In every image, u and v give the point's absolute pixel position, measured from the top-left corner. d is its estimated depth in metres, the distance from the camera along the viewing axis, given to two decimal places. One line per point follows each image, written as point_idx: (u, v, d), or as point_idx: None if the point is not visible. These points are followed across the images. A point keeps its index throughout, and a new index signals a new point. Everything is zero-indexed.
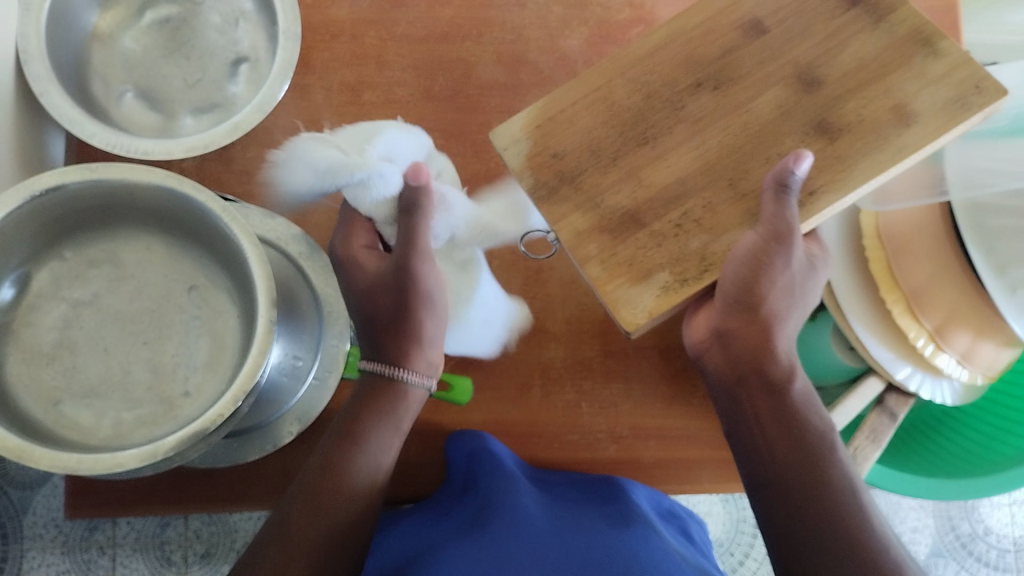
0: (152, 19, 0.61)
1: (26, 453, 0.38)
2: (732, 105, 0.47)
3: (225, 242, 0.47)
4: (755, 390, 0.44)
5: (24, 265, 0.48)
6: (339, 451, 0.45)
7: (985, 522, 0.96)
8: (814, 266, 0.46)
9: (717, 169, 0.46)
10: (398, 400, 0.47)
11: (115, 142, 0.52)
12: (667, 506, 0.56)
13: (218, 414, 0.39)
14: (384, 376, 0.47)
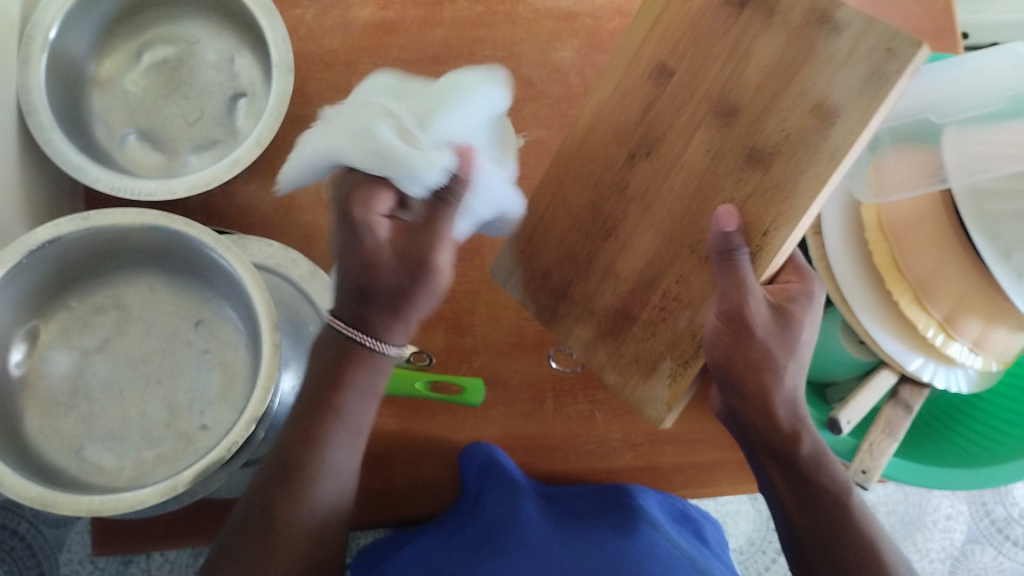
0: (149, 62, 0.62)
1: (51, 501, 0.38)
2: (663, 166, 0.45)
3: (224, 274, 0.48)
4: (770, 457, 0.43)
5: (31, 321, 0.49)
6: (289, 481, 0.40)
7: (1020, 506, 0.95)
8: (803, 302, 0.42)
9: (673, 242, 0.45)
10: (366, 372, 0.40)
11: (118, 184, 0.53)
12: (680, 508, 0.56)
13: (232, 442, 0.40)
14: (358, 345, 0.40)
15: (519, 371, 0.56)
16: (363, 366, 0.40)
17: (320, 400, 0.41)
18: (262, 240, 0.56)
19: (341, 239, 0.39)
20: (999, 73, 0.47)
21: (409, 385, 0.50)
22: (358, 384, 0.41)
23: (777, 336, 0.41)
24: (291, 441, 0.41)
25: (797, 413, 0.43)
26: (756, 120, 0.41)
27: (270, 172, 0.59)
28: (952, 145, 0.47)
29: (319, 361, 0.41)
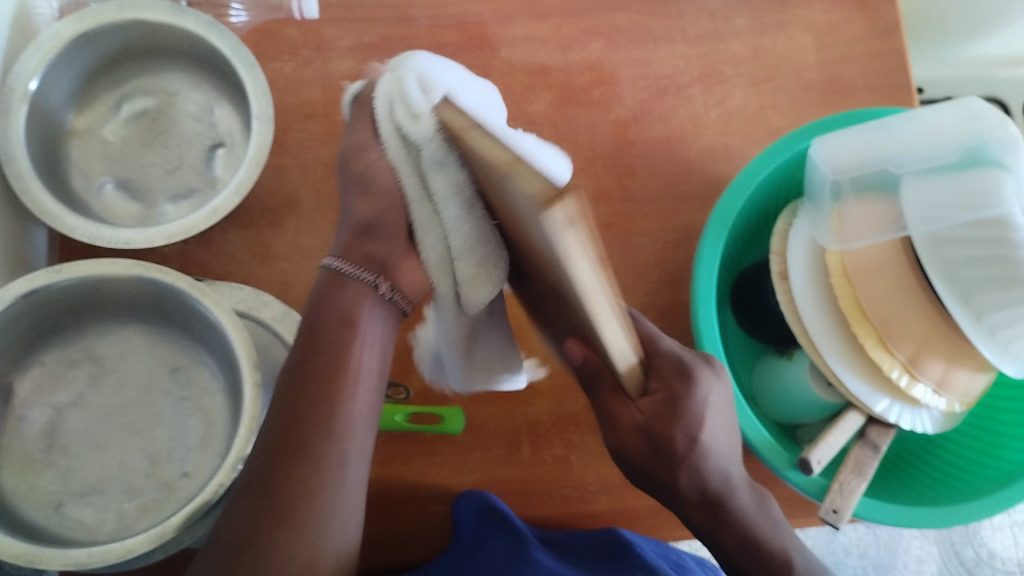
0: (129, 112, 0.63)
1: (37, 557, 0.40)
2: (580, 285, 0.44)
3: (201, 321, 0.48)
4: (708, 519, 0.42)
5: (6, 376, 0.49)
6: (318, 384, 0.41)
7: (988, 546, 0.96)
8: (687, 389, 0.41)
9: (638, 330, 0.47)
10: (347, 297, 0.42)
11: (97, 235, 0.53)
12: (673, 558, 0.56)
13: (219, 484, 0.41)
14: (342, 275, 0.42)
15: (498, 415, 0.57)
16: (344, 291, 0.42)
17: (328, 375, 0.41)
18: (226, 283, 0.57)
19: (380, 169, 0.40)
20: (953, 129, 0.50)
21: (392, 418, 0.55)
22: (346, 314, 0.42)
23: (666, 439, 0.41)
24: (291, 431, 0.40)
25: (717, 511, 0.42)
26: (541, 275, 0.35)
27: (248, 220, 0.60)
28: (912, 196, 0.49)
29: (320, 304, 0.42)
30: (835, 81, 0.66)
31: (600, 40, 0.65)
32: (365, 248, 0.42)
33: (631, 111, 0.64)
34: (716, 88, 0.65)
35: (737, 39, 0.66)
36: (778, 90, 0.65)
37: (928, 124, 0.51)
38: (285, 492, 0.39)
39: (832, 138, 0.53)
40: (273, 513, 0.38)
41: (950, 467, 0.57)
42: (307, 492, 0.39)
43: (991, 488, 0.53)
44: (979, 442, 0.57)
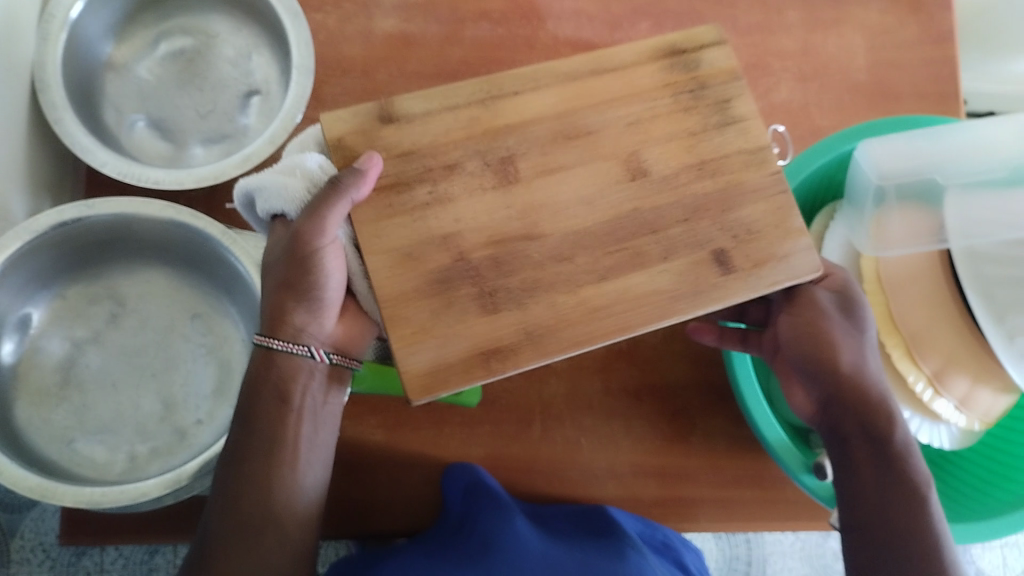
0: (166, 51, 0.62)
1: (50, 492, 0.40)
2: (584, 94, 0.44)
3: (228, 270, 0.48)
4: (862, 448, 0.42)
5: (29, 307, 0.49)
6: (259, 455, 0.42)
7: (975, 563, 0.96)
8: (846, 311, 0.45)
9: (676, 93, 0.44)
10: (270, 371, 0.43)
11: (127, 171, 0.52)
12: (661, 537, 0.55)
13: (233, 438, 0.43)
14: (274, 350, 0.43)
15: (512, 391, 0.57)
16: (270, 365, 0.43)
17: (269, 439, 0.42)
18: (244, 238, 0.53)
19: (279, 255, 0.42)
20: (1005, 143, 0.48)
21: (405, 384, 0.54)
22: (272, 384, 0.43)
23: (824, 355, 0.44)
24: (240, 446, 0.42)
25: (876, 437, 0.42)
26: (522, 238, 0.41)
27: None
28: (955, 208, 0.49)
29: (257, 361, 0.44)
30: (882, 84, 0.65)
31: (647, 20, 0.64)
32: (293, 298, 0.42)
33: None
34: (762, 80, 0.64)
35: (787, 33, 0.65)
36: (825, 89, 0.64)
37: (981, 136, 0.48)
38: (237, 491, 0.41)
39: (878, 141, 0.50)
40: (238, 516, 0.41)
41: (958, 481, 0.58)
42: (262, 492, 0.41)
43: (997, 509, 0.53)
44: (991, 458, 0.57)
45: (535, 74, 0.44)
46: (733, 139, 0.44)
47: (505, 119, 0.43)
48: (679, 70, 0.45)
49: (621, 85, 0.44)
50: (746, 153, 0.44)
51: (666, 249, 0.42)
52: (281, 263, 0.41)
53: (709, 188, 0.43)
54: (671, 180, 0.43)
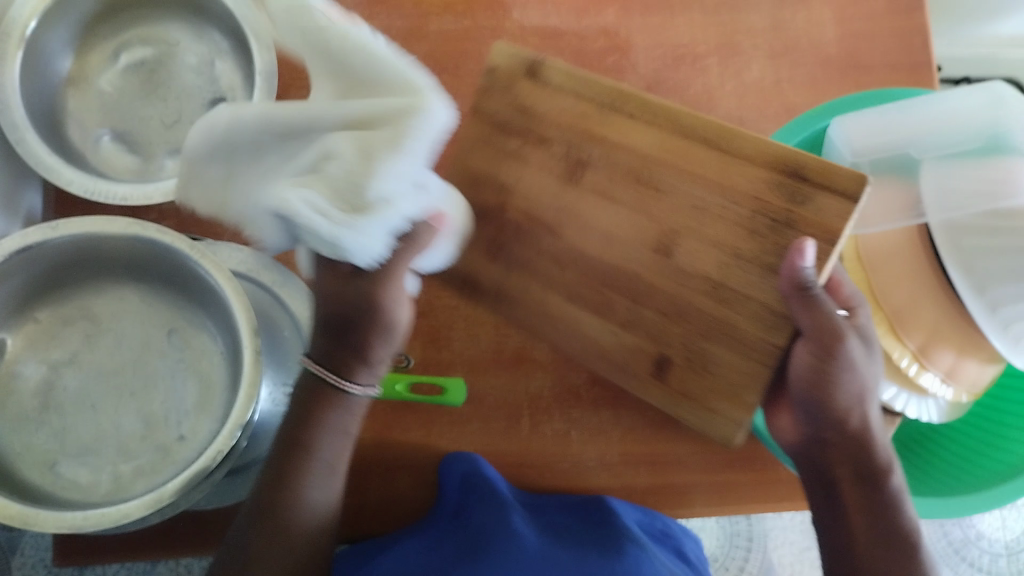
0: (127, 62, 0.61)
1: (32, 519, 0.39)
2: (676, 152, 0.47)
3: (201, 283, 0.48)
4: (851, 484, 0.45)
5: None
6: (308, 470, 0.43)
7: (977, 527, 0.97)
8: (836, 369, 0.43)
9: (759, 212, 0.45)
10: (338, 407, 0.42)
11: (92, 188, 0.51)
12: (659, 526, 0.56)
13: (217, 452, 0.41)
14: (326, 383, 0.42)
15: (498, 388, 0.57)
16: (335, 401, 0.42)
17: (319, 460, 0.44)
18: (229, 249, 0.56)
19: (329, 291, 0.40)
20: (975, 115, 0.48)
21: (389, 386, 0.54)
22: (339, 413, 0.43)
23: (828, 408, 0.44)
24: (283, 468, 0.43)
25: (865, 475, 0.45)
26: (541, 229, 0.50)
27: None
28: (931, 179, 0.48)
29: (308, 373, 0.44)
30: (854, 57, 0.64)
31: (616, 4, 0.63)
32: (342, 344, 0.41)
33: (644, 80, 0.63)
34: (733, 60, 0.63)
35: (757, 11, 0.64)
36: (797, 65, 0.64)
37: (949, 108, 0.49)
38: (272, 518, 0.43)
39: (852, 117, 0.52)
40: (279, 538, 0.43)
41: (954, 453, 0.58)
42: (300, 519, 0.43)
43: (1000, 477, 0.53)
44: (985, 428, 0.58)
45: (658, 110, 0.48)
46: (772, 280, 0.45)
47: (606, 131, 0.49)
48: (781, 194, 0.45)
49: (716, 167, 0.46)
50: (763, 308, 0.45)
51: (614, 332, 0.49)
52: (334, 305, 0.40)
53: (706, 310, 0.46)
54: (684, 278, 0.47)
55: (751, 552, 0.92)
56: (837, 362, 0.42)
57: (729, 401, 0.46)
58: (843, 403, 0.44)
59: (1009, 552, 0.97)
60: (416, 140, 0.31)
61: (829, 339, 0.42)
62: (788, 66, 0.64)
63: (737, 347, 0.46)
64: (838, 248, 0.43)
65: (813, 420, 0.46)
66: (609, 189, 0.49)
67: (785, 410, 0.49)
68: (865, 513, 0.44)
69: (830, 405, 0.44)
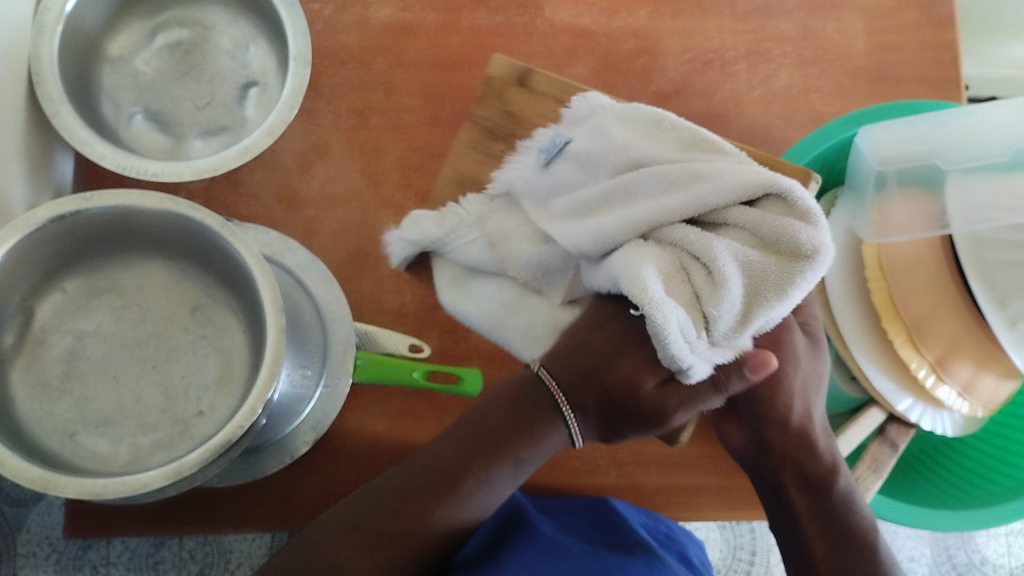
0: (163, 43, 0.62)
1: (52, 484, 0.40)
2: None
3: (228, 262, 0.48)
4: (797, 487, 0.50)
5: (25, 300, 0.48)
6: (487, 460, 0.47)
7: (981, 552, 0.97)
8: (780, 360, 0.48)
9: None
10: (550, 434, 0.48)
11: (126, 163, 0.52)
12: (665, 530, 0.56)
13: (237, 427, 0.41)
14: (552, 406, 0.48)
15: None
16: (547, 426, 0.48)
17: (476, 462, 0.47)
18: (250, 229, 0.56)
19: (597, 336, 0.47)
20: (1004, 126, 0.48)
21: (406, 373, 0.53)
22: (537, 450, 0.48)
23: (770, 404, 0.49)
24: (442, 479, 0.46)
25: (810, 479, 0.50)
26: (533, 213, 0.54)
27: (276, 163, 0.60)
28: (955, 193, 0.49)
29: (512, 399, 0.48)
30: (882, 69, 0.65)
31: (647, 7, 0.64)
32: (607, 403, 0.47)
33: (672, 83, 0.63)
34: (761, 67, 0.64)
35: (787, 19, 0.64)
36: (825, 75, 0.64)
37: (978, 120, 0.49)
38: (413, 512, 0.45)
39: (878, 126, 0.51)
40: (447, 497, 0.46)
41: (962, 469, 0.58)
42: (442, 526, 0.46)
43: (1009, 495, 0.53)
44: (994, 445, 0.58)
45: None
46: None
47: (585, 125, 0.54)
48: None
49: None
50: None
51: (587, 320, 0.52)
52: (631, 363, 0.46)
53: None
54: None
55: (754, 565, 0.92)
56: (782, 356, 0.48)
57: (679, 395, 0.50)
58: (786, 398, 0.49)
59: None
60: (803, 274, 0.41)
61: (775, 333, 0.48)
62: (813, 77, 0.64)
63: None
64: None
65: (753, 419, 0.50)
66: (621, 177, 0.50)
67: (733, 420, 0.52)
68: (811, 512, 0.49)
69: (777, 400, 0.49)
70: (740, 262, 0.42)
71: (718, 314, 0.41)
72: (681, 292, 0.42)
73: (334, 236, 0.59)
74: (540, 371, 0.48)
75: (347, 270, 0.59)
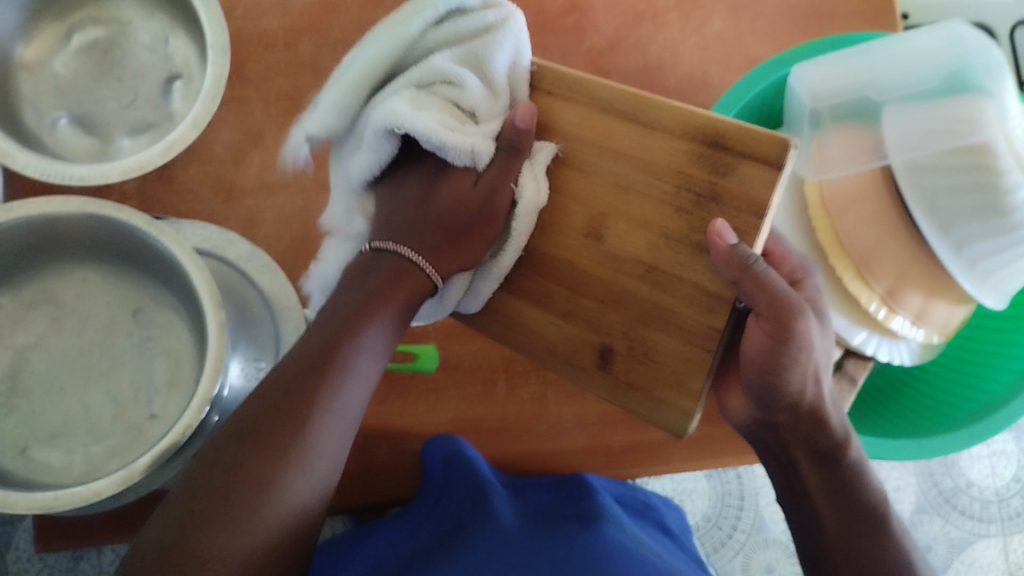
0: (80, 43, 0.60)
1: (1, 501, 0.39)
2: (597, 133, 0.43)
3: (164, 261, 0.47)
4: (808, 463, 0.47)
5: None
6: (344, 333, 0.40)
7: (966, 476, 0.98)
8: (793, 350, 0.42)
9: (682, 187, 0.42)
10: (408, 287, 0.42)
11: (49, 171, 0.50)
12: (641, 498, 0.60)
13: (186, 426, 0.40)
14: (415, 266, 0.42)
15: (471, 353, 0.56)
16: (409, 281, 0.42)
17: (330, 350, 0.39)
18: (188, 225, 0.55)
19: (423, 198, 0.43)
20: (934, 55, 0.48)
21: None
22: (399, 298, 0.41)
23: (778, 393, 0.44)
24: (308, 377, 0.38)
25: (819, 452, 0.47)
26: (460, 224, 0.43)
27: (209, 156, 0.58)
28: (891, 123, 0.49)
29: (357, 280, 0.42)
30: (816, 5, 0.64)
31: None
32: (457, 258, 0.43)
33: (605, 39, 0.62)
34: (694, 15, 0.63)
35: None
36: (757, 17, 0.63)
37: (909, 48, 0.49)
38: (288, 435, 0.36)
39: (810, 64, 0.52)
40: (306, 388, 0.37)
41: (929, 404, 0.59)
42: (318, 434, 0.36)
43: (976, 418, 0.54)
44: (958, 376, 0.59)
45: (575, 83, 0.43)
46: (705, 260, 0.42)
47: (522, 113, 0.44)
48: (702, 164, 0.41)
49: (634, 143, 0.42)
50: (698, 291, 0.43)
51: (565, 310, 0.46)
52: (464, 225, 0.43)
53: (642, 294, 0.44)
54: (619, 260, 0.44)
55: (743, 510, 0.93)
56: (793, 339, 0.42)
57: (674, 389, 0.45)
58: (794, 384, 0.44)
59: (999, 498, 0.98)
60: (504, 39, 0.41)
61: (782, 317, 0.41)
62: (747, 19, 0.63)
63: (673, 332, 0.44)
64: (769, 218, 0.41)
65: (762, 400, 0.46)
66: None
67: (737, 390, 0.49)
68: (823, 486, 0.46)
69: (784, 386, 0.44)
70: (460, 56, 0.42)
71: (472, 90, 0.41)
72: (428, 104, 0.41)
73: (276, 226, 0.58)
74: (381, 246, 0.43)
75: (293, 258, 0.58)
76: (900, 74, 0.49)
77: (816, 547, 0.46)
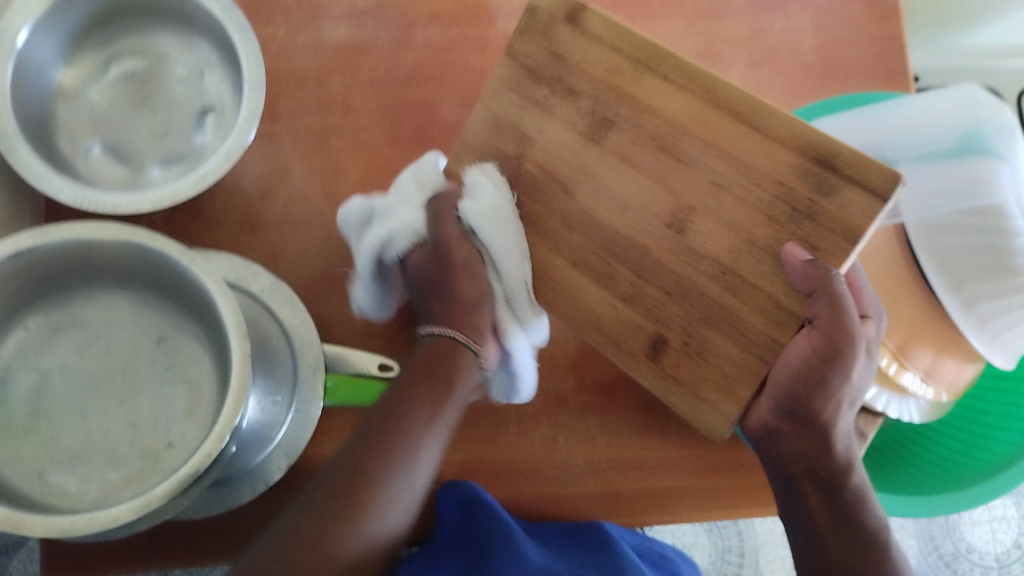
0: (117, 74, 0.62)
1: (20, 524, 0.39)
2: (708, 126, 0.45)
3: (191, 290, 0.48)
4: (811, 485, 0.48)
5: None
6: (406, 410, 0.47)
7: (967, 540, 1.01)
8: (835, 372, 0.44)
9: (779, 198, 0.44)
10: (455, 370, 0.49)
11: (83, 198, 0.52)
12: (657, 549, 0.61)
13: (206, 455, 0.41)
14: (459, 343, 0.50)
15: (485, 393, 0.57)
16: (455, 366, 0.49)
17: (393, 422, 0.46)
18: (214, 258, 0.56)
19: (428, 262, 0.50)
20: (947, 116, 0.49)
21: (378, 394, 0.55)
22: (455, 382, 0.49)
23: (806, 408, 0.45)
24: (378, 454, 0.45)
25: (824, 478, 0.48)
26: (556, 186, 0.49)
27: (237, 189, 0.60)
28: (907, 184, 0.51)
29: (417, 367, 0.49)
30: (832, 64, 0.66)
31: None
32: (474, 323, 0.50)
33: None
34: (714, 69, 0.64)
35: (737, 21, 0.65)
36: (775, 73, 0.65)
37: (924, 109, 0.50)
38: (365, 507, 0.43)
39: (829, 122, 0.55)
40: (375, 459, 0.44)
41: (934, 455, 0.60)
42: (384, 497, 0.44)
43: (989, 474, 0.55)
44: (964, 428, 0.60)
45: (699, 77, 0.46)
46: (779, 270, 0.45)
47: (637, 91, 0.47)
48: (806, 180, 0.44)
49: (745, 146, 0.45)
50: (772, 301, 0.45)
51: (619, 294, 0.48)
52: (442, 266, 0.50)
53: (713, 295, 0.46)
54: (696, 256, 0.46)
55: (743, 568, 0.94)
56: (839, 359, 0.43)
57: (722, 393, 0.46)
58: (823, 404, 0.45)
59: (999, 564, 1.01)
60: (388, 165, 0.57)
61: (841, 339, 0.43)
62: (766, 75, 0.65)
63: (731, 333, 0.46)
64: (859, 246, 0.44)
65: (783, 414, 0.46)
66: (624, 151, 0.47)
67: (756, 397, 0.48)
68: (827, 511, 0.48)
69: (813, 403, 0.45)
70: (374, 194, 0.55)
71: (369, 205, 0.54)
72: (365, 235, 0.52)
73: (298, 259, 0.59)
74: (431, 332, 0.51)
75: (313, 293, 0.59)
76: (915, 136, 0.51)
77: (810, 547, 0.48)
